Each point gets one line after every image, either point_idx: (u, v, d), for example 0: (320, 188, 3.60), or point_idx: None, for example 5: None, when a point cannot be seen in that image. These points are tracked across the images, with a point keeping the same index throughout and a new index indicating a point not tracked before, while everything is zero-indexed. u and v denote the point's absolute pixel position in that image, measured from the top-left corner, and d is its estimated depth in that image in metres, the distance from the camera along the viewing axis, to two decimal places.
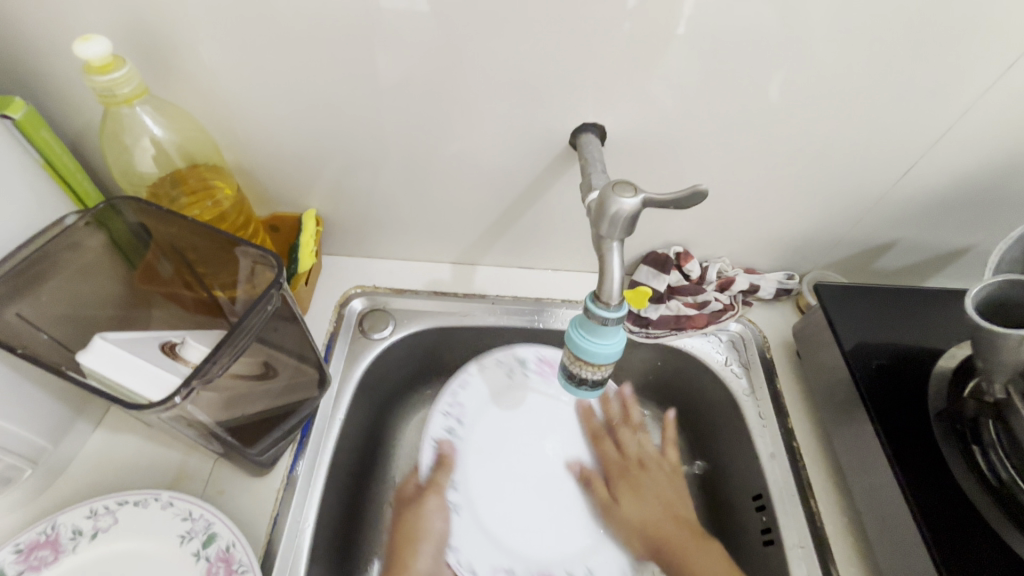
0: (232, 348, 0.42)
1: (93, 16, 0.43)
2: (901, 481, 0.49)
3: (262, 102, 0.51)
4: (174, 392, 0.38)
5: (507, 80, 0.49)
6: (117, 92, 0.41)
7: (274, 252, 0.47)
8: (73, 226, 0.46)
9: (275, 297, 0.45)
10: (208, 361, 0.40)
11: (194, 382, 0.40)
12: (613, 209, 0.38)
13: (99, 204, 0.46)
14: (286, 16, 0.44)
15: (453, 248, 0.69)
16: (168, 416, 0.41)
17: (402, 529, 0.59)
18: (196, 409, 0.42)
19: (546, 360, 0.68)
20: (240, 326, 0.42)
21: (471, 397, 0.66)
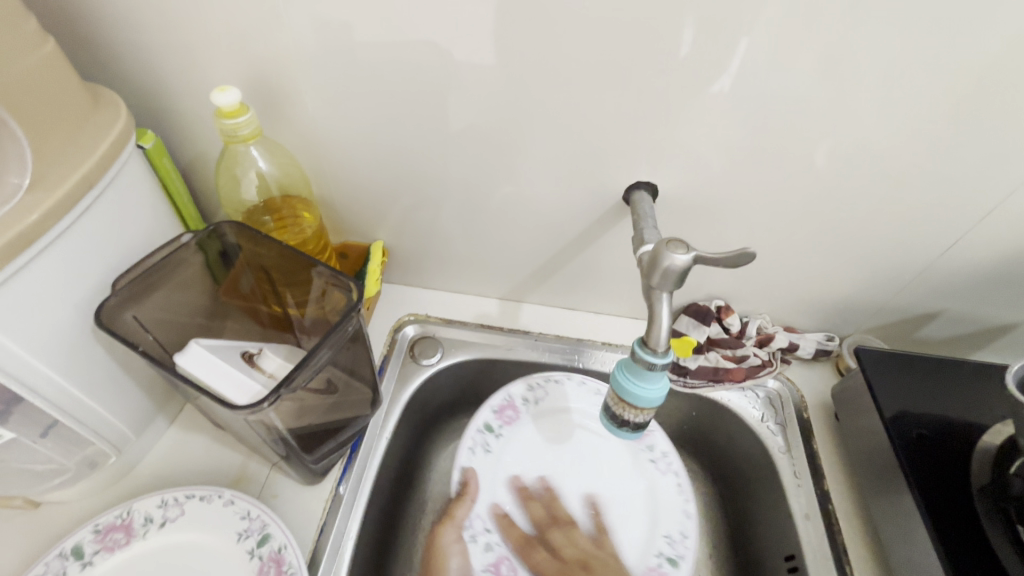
0: (314, 363, 0.46)
1: (224, 68, 0.50)
2: (942, 554, 0.49)
3: (349, 144, 0.57)
4: (263, 399, 0.42)
5: (568, 137, 0.55)
6: (238, 133, 0.47)
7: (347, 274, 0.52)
8: (188, 245, 0.51)
9: (352, 320, 0.50)
10: (295, 373, 0.44)
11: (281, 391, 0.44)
12: (664, 263, 0.41)
13: (208, 227, 0.52)
14: (383, 74, 0.51)
15: (503, 285, 0.73)
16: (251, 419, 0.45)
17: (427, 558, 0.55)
18: (273, 415, 0.46)
19: (644, 424, 0.65)
20: (322, 346, 0.46)
21: (517, 437, 0.64)
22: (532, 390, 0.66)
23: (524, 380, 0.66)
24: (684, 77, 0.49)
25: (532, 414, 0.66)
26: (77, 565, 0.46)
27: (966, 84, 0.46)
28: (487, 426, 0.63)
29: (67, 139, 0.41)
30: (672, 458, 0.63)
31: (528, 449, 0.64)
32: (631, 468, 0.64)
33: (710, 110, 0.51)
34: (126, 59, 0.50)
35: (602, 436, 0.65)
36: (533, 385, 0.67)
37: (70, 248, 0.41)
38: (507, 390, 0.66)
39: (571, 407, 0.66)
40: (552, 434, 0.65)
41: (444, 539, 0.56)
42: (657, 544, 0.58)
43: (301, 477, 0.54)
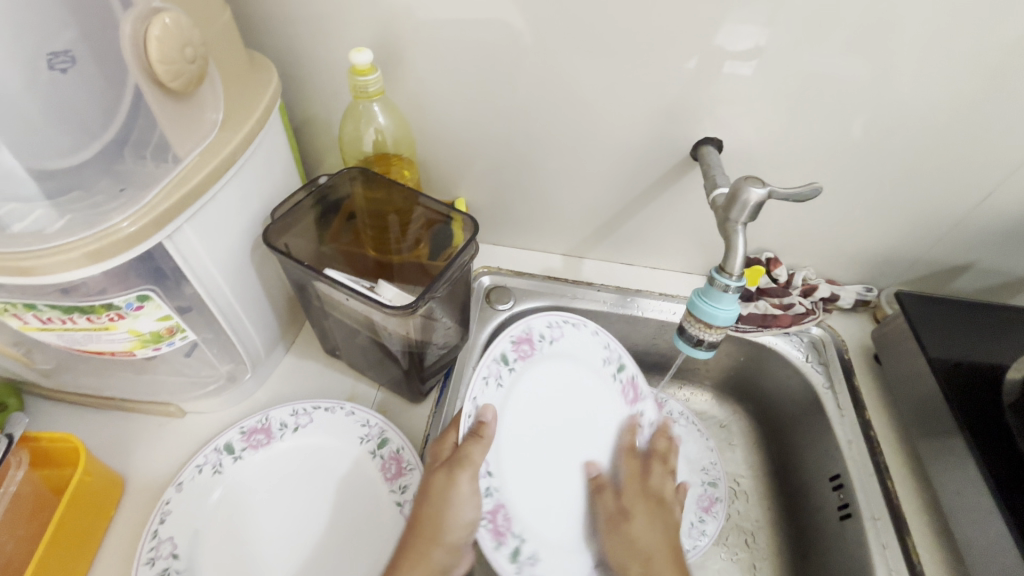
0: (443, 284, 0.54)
1: (345, 35, 0.58)
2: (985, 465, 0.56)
3: (445, 105, 0.64)
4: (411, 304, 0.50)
5: (645, 101, 0.61)
6: (368, 89, 0.54)
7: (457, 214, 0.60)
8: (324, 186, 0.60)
9: (469, 251, 0.57)
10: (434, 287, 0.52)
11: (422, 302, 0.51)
12: (743, 197, 0.48)
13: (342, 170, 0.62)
14: (482, 39, 0.58)
15: (566, 241, 0.80)
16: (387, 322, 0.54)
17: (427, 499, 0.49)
18: (403, 324, 0.54)
19: (635, 382, 0.68)
20: (450, 268, 0.54)
21: (531, 374, 0.62)
22: (548, 328, 0.64)
23: (545, 315, 0.64)
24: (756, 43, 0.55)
25: (542, 353, 0.63)
26: (231, 458, 0.55)
27: (1006, 47, 0.52)
28: (503, 357, 0.59)
29: (237, 93, 0.48)
30: (655, 428, 0.67)
31: (533, 388, 0.62)
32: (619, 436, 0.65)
33: (775, 73, 0.57)
34: (261, 26, 0.58)
35: (596, 384, 0.67)
36: (550, 324, 0.64)
37: (239, 185, 0.49)
38: (527, 322, 0.63)
39: (576, 353, 0.66)
40: (553, 377, 0.64)
41: (457, 480, 0.49)
42: None
43: (409, 394, 0.62)
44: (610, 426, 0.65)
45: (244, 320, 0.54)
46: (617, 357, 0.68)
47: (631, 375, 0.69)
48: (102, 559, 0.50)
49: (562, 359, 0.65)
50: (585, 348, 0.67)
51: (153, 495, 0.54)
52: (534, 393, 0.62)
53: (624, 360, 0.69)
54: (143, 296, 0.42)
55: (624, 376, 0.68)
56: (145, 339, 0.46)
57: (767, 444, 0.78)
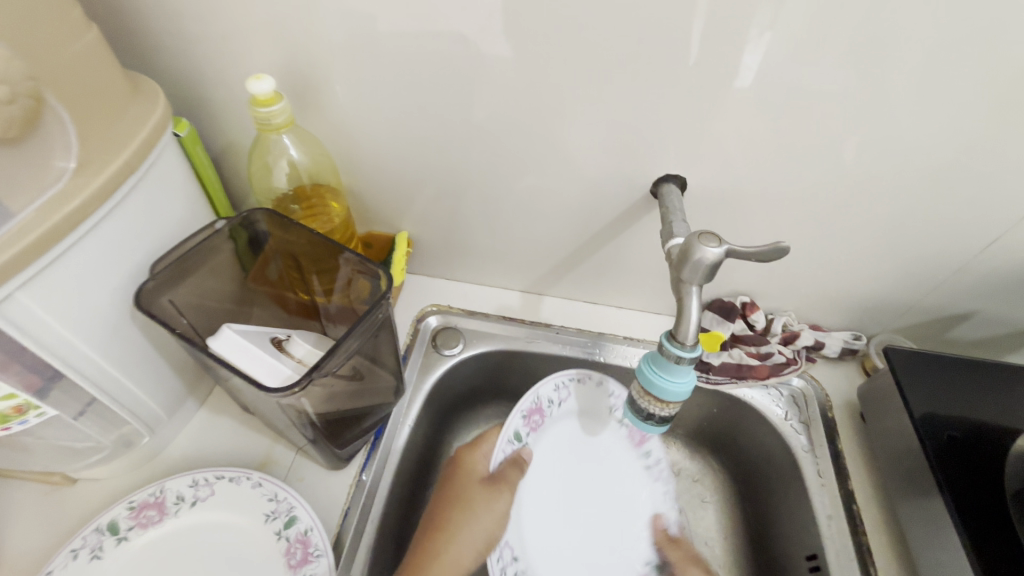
0: (343, 350, 0.47)
1: (256, 58, 0.51)
2: (974, 561, 0.48)
3: (377, 134, 0.58)
4: (296, 382, 0.43)
5: (600, 131, 0.54)
6: (273, 122, 0.47)
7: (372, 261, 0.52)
8: (220, 232, 0.52)
9: (381, 308, 0.50)
10: (326, 359, 0.45)
11: (313, 375, 0.44)
12: (696, 256, 0.41)
13: (238, 215, 0.53)
14: (410, 63, 0.51)
15: (524, 278, 0.73)
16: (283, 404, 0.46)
17: (450, 495, 0.61)
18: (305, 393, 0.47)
19: (639, 437, 0.67)
20: (350, 333, 0.47)
21: (540, 448, 0.66)
22: (556, 390, 0.66)
23: (552, 381, 0.65)
24: (719, 70, 0.47)
25: (553, 419, 0.66)
26: (114, 539, 0.48)
27: (1011, 78, 0.44)
28: (516, 434, 0.62)
29: (107, 130, 0.42)
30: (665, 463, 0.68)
31: (542, 460, 0.66)
32: (625, 462, 0.68)
33: (743, 103, 0.49)
34: (162, 49, 0.51)
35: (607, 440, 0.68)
36: (557, 387, 0.66)
37: (110, 234, 0.42)
38: (534, 393, 0.64)
39: (588, 408, 0.68)
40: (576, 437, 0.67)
41: (470, 458, 0.63)
42: (665, 545, 0.66)
43: (325, 462, 0.55)
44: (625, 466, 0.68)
45: (130, 383, 0.48)
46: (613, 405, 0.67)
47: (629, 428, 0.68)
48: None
49: (569, 421, 0.67)
50: (599, 404, 0.68)
51: None
52: (547, 488, 0.66)
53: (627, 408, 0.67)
54: None
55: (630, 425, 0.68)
56: None
57: (740, 506, 0.70)
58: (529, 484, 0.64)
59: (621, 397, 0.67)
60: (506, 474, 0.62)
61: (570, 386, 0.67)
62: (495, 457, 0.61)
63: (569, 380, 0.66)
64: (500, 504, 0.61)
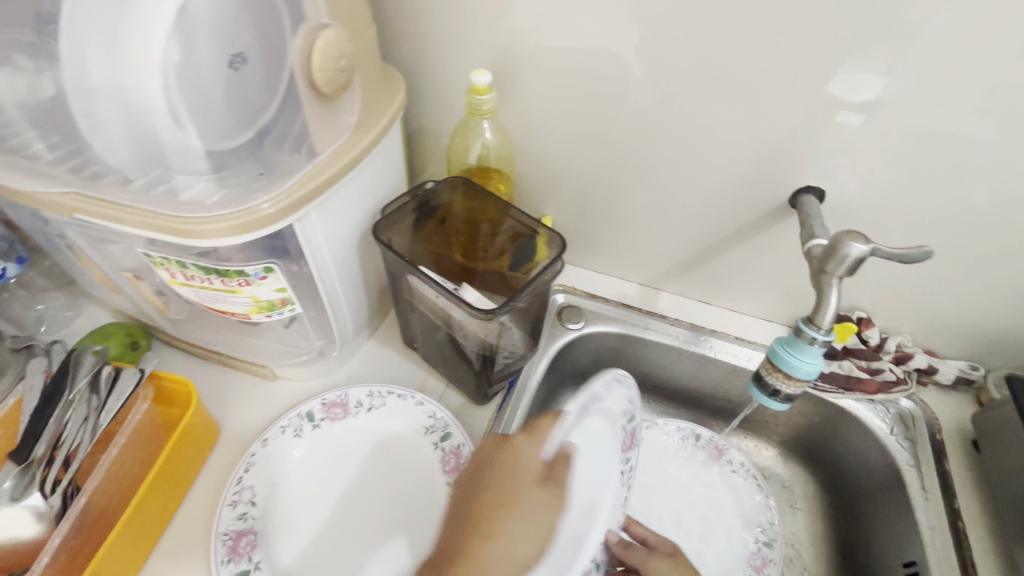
0: (529, 294, 0.56)
1: (465, 57, 0.63)
2: None
3: (545, 128, 0.68)
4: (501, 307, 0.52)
5: (749, 143, 0.61)
6: (481, 108, 0.59)
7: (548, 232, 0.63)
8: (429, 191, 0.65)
9: (557, 267, 0.59)
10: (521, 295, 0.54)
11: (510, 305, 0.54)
12: (843, 250, 0.47)
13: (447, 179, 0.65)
14: (589, 69, 0.60)
15: (645, 271, 0.80)
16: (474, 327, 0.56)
17: (494, 483, 0.45)
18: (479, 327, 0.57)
19: (716, 444, 0.78)
20: (534, 282, 0.56)
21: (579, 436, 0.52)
22: (595, 395, 0.54)
23: (598, 377, 0.55)
24: (872, 94, 0.53)
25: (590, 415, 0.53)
26: (310, 424, 0.60)
27: None
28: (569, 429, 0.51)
29: (367, 105, 0.53)
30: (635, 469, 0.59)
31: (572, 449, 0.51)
32: (609, 466, 0.54)
33: (893, 127, 0.55)
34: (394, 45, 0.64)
35: (606, 438, 0.55)
36: (596, 390, 0.55)
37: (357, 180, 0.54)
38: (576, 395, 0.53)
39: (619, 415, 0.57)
40: (590, 430, 0.53)
41: (525, 451, 0.47)
42: (756, 532, 0.72)
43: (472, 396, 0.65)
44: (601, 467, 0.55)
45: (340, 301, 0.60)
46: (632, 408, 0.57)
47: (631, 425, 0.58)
48: (193, 496, 0.57)
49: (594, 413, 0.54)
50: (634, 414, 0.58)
51: (241, 446, 0.60)
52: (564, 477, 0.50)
53: (633, 413, 0.58)
54: (268, 268, 0.48)
55: (631, 425, 0.58)
56: (262, 306, 0.52)
57: (834, 514, 0.74)
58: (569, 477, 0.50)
59: (631, 393, 0.58)
60: (557, 475, 0.47)
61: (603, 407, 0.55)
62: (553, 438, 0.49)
63: (612, 376, 0.57)
64: (552, 514, 0.45)
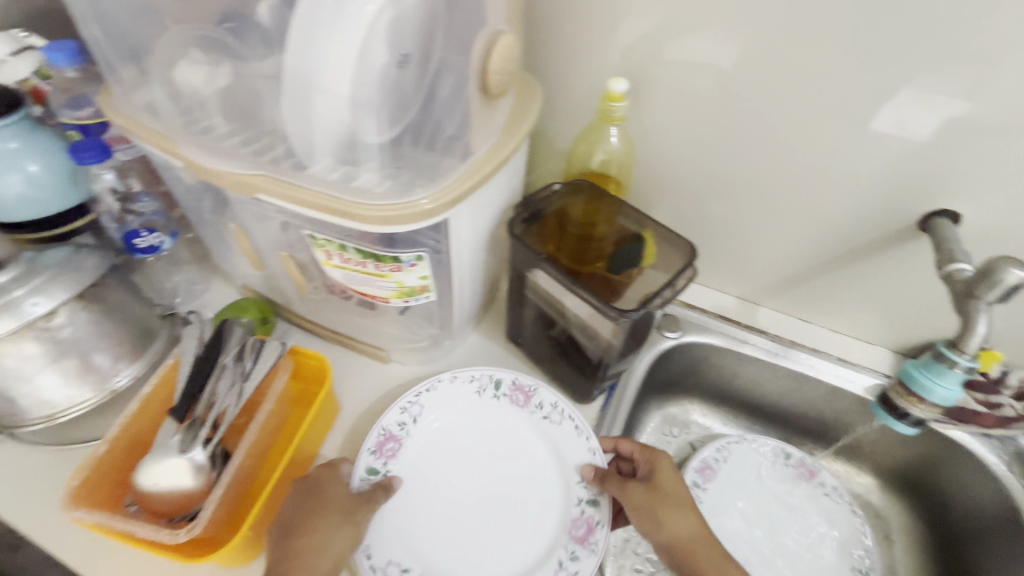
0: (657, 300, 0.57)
1: (594, 65, 0.65)
2: None
3: (664, 138, 0.68)
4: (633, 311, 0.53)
5: (883, 163, 0.60)
6: (614, 114, 0.60)
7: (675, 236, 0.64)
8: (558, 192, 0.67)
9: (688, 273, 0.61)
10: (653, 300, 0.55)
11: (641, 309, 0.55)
12: (1001, 276, 0.46)
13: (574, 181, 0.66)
14: (717, 81, 0.61)
15: (744, 285, 0.80)
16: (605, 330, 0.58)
17: (289, 519, 0.48)
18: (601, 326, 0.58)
19: (807, 464, 0.77)
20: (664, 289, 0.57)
21: (422, 428, 0.59)
22: (404, 412, 0.59)
23: (394, 406, 0.59)
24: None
25: (414, 436, 0.59)
26: None
27: None
28: (371, 469, 0.55)
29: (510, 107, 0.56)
30: (562, 409, 0.60)
31: (437, 442, 0.59)
32: (481, 415, 0.61)
33: None
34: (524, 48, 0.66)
35: (469, 403, 0.62)
36: (404, 408, 0.60)
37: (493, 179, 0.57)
38: (379, 424, 0.58)
39: (454, 398, 0.61)
40: (450, 421, 0.61)
41: (333, 481, 0.51)
42: (855, 524, 0.73)
43: (576, 395, 0.67)
44: (518, 433, 0.61)
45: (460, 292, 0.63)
46: (486, 378, 0.62)
47: (547, 399, 0.61)
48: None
49: (461, 398, 0.61)
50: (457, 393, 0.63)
51: (355, 432, 0.63)
52: (440, 453, 0.59)
53: (496, 376, 0.62)
54: (419, 256, 0.51)
55: (505, 388, 0.62)
56: (403, 291, 0.55)
57: (933, 549, 0.71)
58: (418, 462, 0.58)
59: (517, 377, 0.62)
60: (374, 497, 0.52)
61: (438, 388, 0.61)
62: (361, 462, 0.55)
63: (442, 375, 0.61)
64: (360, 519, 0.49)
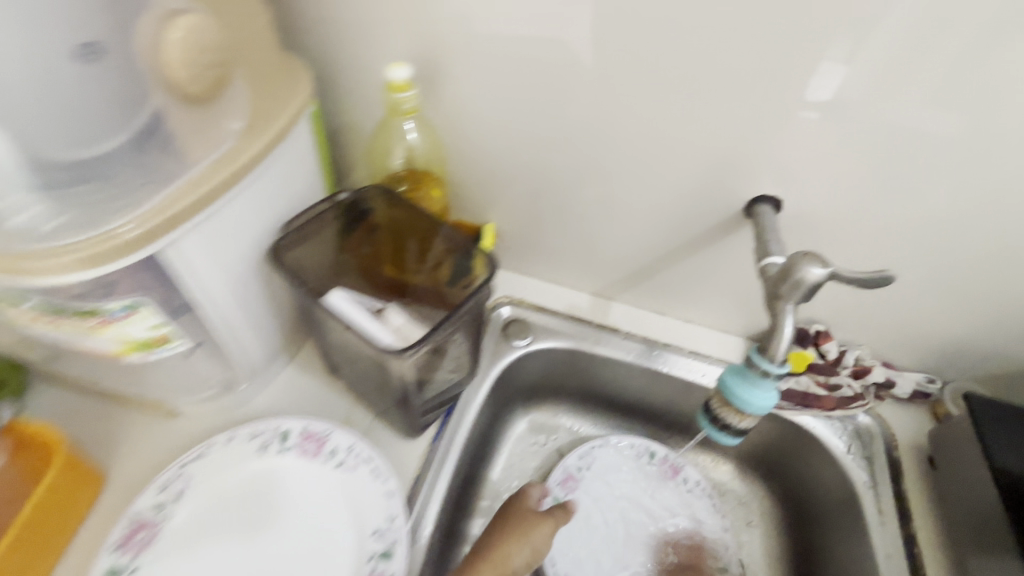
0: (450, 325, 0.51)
1: (388, 46, 0.56)
2: None
3: (483, 127, 0.61)
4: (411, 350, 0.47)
5: (701, 145, 0.55)
6: (403, 107, 0.51)
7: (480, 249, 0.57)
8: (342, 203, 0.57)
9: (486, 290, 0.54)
10: (438, 330, 0.49)
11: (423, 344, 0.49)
12: (798, 274, 0.42)
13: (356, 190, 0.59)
14: (523, 58, 0.54)
15: (596, 281, 0.75)
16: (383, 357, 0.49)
17: None
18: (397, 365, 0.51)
19: (670, 460, 0.74)
20: (457, 312, 0.51)
21: (190, 505, 0.50)
22: (165, 491, 0.50)
23: (150, 486, 0.49)
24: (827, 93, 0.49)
25: (178, 517, 0.49)
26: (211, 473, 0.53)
27: None
28: (114, 567, 0.46)
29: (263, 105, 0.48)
30: (358, 451, 0.53)
31: (210, 518, 0.50)
32: (267, 476, 0.52)
33: (852, 130, 0.50)
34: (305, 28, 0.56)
35: (251, 465, 0.53)
36: (166, 484, 0.50)
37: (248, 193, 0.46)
38: (129, 512, 0.48)
39: (232, 462, 0.52)
40: (229, 489, 0.51)
41: None
42: (715, 519, 0.71)
43: (401, 431, 0.59)
44: (310, 488, 0.52)
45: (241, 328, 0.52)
46: (269, 432, 0.54)
47: (344, 447, 0.54)
48: None
49: (240, 459, 0.53)
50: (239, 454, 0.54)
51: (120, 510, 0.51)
52: (213, 531, 0.49)
53: (281, 427, 0.54)
54: (132, 304, 0.41)
55: (293, 439, 0.54)
56: (135, 344, 0.45)
57: (788, 530, 0.70)
58: (182, 548, 0.48)
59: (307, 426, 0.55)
60: None
61: (211, 454, 0.52)
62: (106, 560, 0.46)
63: (214, 438, 0.53)
64: None
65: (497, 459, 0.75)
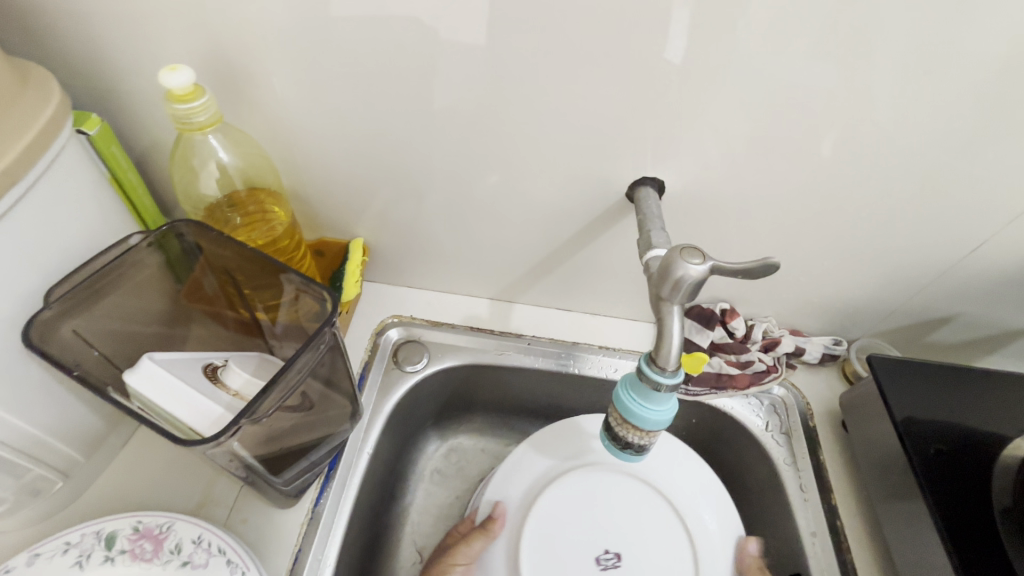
0: (281, 384, 0.42)
1: (173, 48, 0.45)
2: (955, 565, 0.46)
3: (321, 133, 0.52)
4: (223, 432, 0.37)
5: (570, 131, 0.49)
6: (193, 120, 0.42)
7: (319, 283, 0.46)
8: (137, 246, 0.46)
9: (329, 331, 0.45)
10: (259, 399, 0.39)
11: (242, 420, 0.39)
12: (678, 274, 0.37)
13: (161, 226, 0.46)
14: (343, 48, 0.45)
15: (491, 286, 0.68)
16: (212, 453, 0.40)
17: None
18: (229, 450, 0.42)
19: None
20: (287, 368, 0.41)
21: None
22: None
23: None
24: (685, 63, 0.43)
25: None
26: None
27: (988, 75, 0.41)
28: None
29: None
30: (205, 542, 0.44)
31: None
32: None
33: (725, 100, 0.45)
34: (59, 35, 0.44)
35: None
36: None
37: None
38: None
39: None
40: None
41: None
42: None
43: (272, 500, 0.50)
44: None
45: (28, 423, 0.42)
46: (89, 538, 0.44)
47: (188, 538, 0.45)
48: None
49: None
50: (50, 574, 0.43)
51: None
52: None
53: (106, 530, 0.45)
54: None
55: (123, 541, 0.44)
56: None
57: None
58: None
59: (139, 522, 0.45)
60: None
61: None
62: None
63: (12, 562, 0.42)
64: None
65: (410, 495, 0.67)
